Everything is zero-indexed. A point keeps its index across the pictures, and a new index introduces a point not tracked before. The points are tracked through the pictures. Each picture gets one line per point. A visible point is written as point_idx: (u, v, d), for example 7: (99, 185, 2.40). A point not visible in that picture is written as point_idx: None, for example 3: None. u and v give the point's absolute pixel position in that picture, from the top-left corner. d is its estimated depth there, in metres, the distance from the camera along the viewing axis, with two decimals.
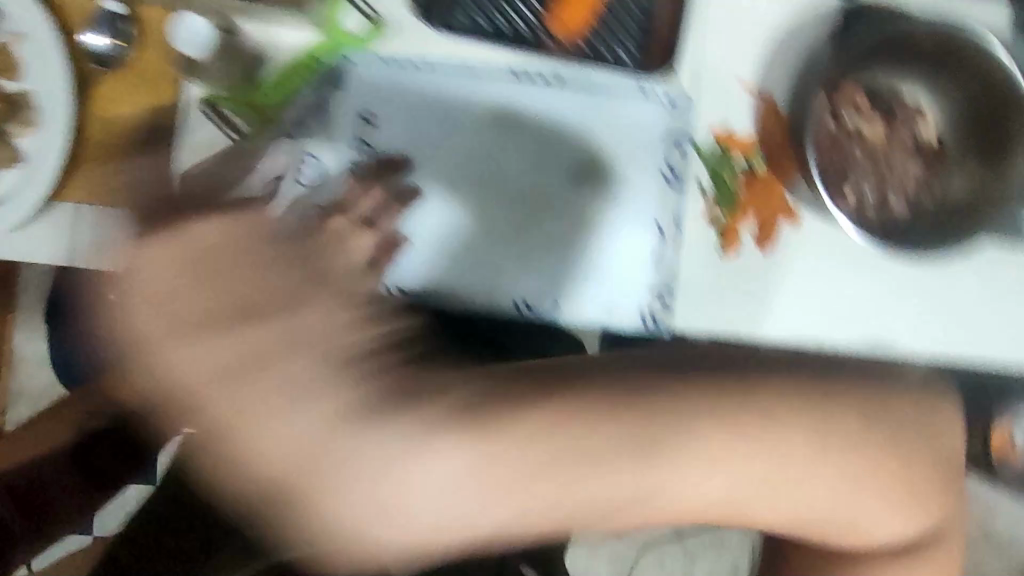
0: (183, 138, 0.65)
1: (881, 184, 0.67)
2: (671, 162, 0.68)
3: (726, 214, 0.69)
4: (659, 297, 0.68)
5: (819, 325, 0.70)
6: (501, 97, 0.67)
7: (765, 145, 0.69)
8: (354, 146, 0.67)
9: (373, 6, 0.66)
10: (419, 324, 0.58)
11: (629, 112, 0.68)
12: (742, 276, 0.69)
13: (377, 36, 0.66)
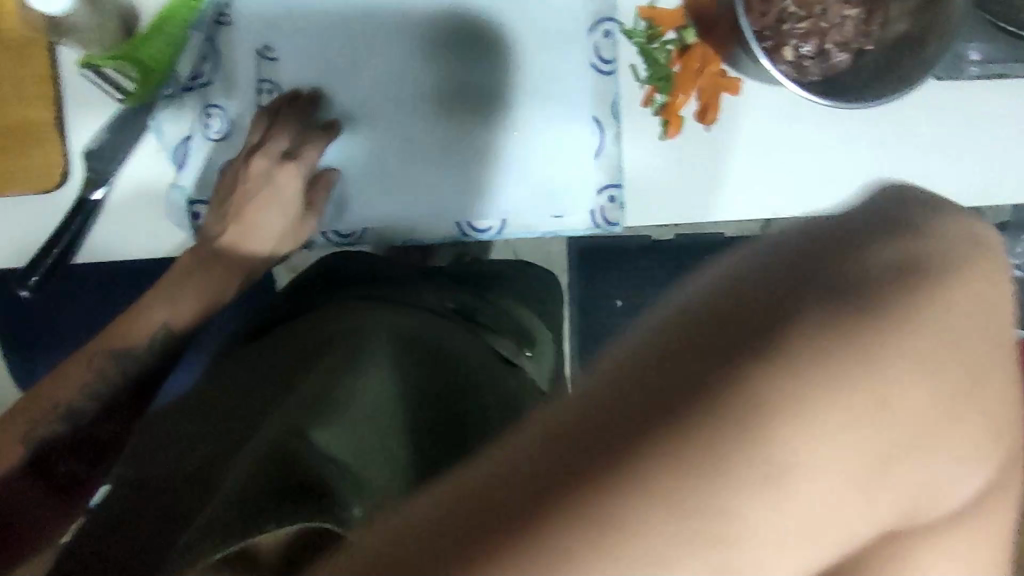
0: (67, 111, 0.59)
1: (819, 36, 0.64)
2: (599, 49, 0.64)
3: (664, 96, 0.65)
4: (609, 194, 0.65)
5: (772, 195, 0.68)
6: (408, 7, 0.62)
7: (695, 14, 0.64)
8: (258, 87, 0.62)
9: None
10: (391, 313, 0.56)
11: (547, 1, 0.63)
12: (688, 158, 0.66)
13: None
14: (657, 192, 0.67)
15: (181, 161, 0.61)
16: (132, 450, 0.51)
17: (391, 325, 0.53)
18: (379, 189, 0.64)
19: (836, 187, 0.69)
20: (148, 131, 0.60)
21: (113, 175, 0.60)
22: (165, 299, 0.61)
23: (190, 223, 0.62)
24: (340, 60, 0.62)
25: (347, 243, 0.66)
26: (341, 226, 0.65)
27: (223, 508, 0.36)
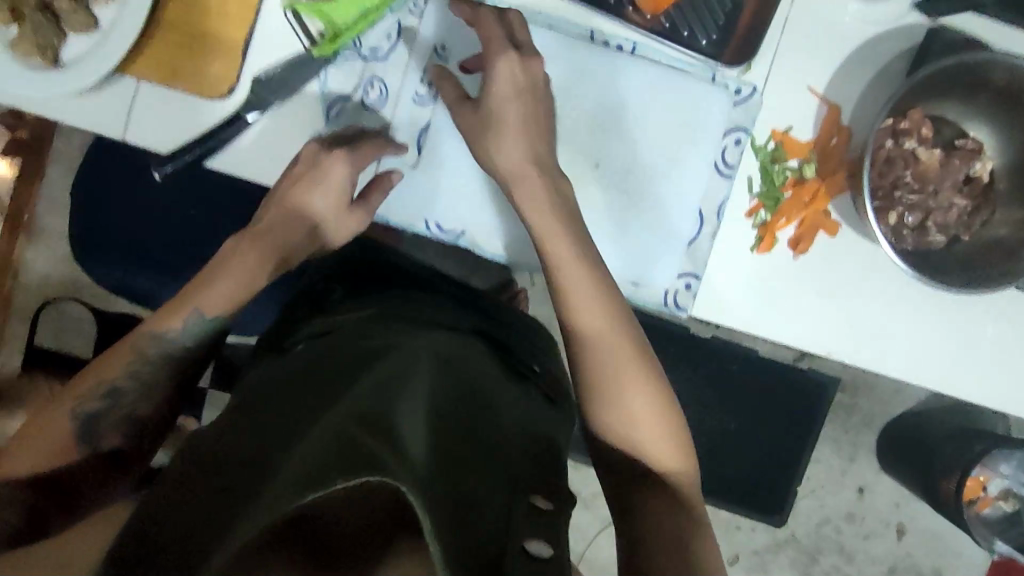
0: (256, 37, 0.66)
1: (924, 212, 0.68)
2: (725, 153, 0.69)
3: (767, 214, 0.69)
4: (687, 281, 0.69)
5: (829, 337, 0.72)
6: (574, 59, 0.67)
7: (819, 153, 0.69)
8: (422, 77, 0.67)
9: None
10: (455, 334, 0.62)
11: (697, 95, 0.68)
12: (768, 275, 0.70)
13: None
14: (729, 296, 0.71)
15: (332, 117, 0.67)
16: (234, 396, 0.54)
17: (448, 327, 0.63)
18: (489, 203, 0.69)
19: (889, 351, 0.72)
20: (314, 80, 0.66)
21: (271, 104, 0.66)
22: (220, 274, 0.63)
23: None
24: None
25: (446, 239, 0.70)
26: (445, 221, 0.69)
27: (297, 477, 0.38)
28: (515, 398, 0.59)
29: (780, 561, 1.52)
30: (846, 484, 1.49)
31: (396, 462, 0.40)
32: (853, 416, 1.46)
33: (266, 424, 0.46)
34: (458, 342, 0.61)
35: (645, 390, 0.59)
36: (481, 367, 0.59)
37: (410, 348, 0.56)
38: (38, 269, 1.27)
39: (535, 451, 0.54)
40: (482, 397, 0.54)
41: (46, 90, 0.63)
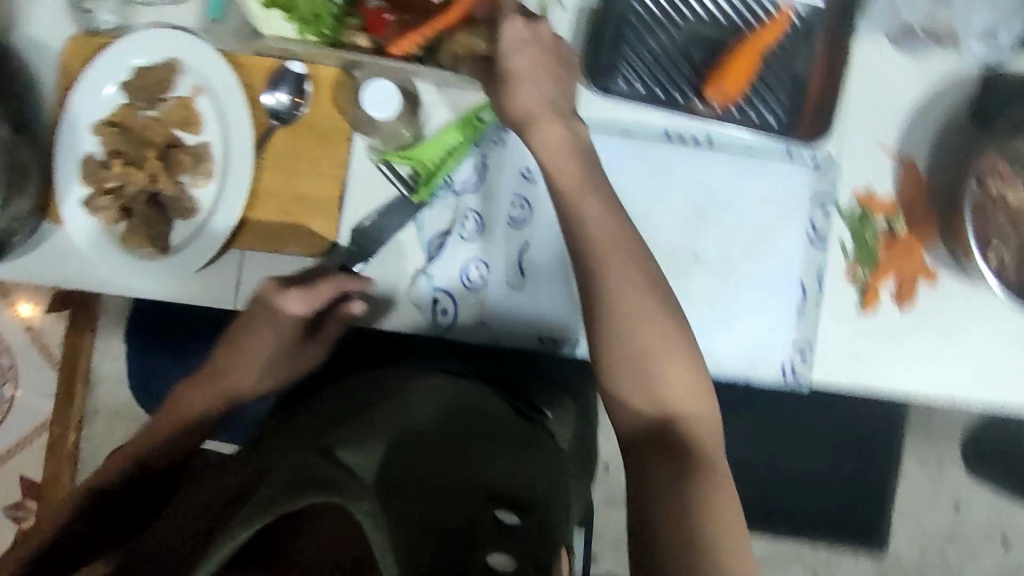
0: (348, 190, 0.68)
1: (1022, 248, 0.68)
2: (815, 223, 0.70)
3: (866, 273, 0.71)
4: (801, 351, 0.70)
5: (947, 383, 0.72)
6: (656, 159, 0.70)
7: (905, 207, 0.71)
8: (514, 201, 0.68)
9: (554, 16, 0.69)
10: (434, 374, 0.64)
11: (778, 172, 0.70)
12: (876, 332, 0.71)
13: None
14: (842, 359, 0.71)
15: (434, 253, 0.68)
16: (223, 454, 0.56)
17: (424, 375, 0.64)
18: None
19: (1011, 387, 0.71)
20: (411, 223, 0.68)
21: (374, 253, 0.68)
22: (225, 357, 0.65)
23: (430, 309, 0.68)
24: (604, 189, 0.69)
25: (561, 351, 0.69)
26: (558, 334, 0.69)
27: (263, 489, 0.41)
28: (509, 425, 0.60)
29: None
30: (941, 501, 1.46)
31: (362, 492, 0.44)
32: (933, 429, 1.44)
33: (250, 461, 0.48)
34: (455, 385, 0.62)
35: (665, 336, 0.53)
36: (472, 401, 0.61)
37: (399, 391, 0.58)
38: (100, 420, 1.21)
39: (523, 471, 0.55)
40: (471, 429, 0.56)
41: (159, 276, 0.66)
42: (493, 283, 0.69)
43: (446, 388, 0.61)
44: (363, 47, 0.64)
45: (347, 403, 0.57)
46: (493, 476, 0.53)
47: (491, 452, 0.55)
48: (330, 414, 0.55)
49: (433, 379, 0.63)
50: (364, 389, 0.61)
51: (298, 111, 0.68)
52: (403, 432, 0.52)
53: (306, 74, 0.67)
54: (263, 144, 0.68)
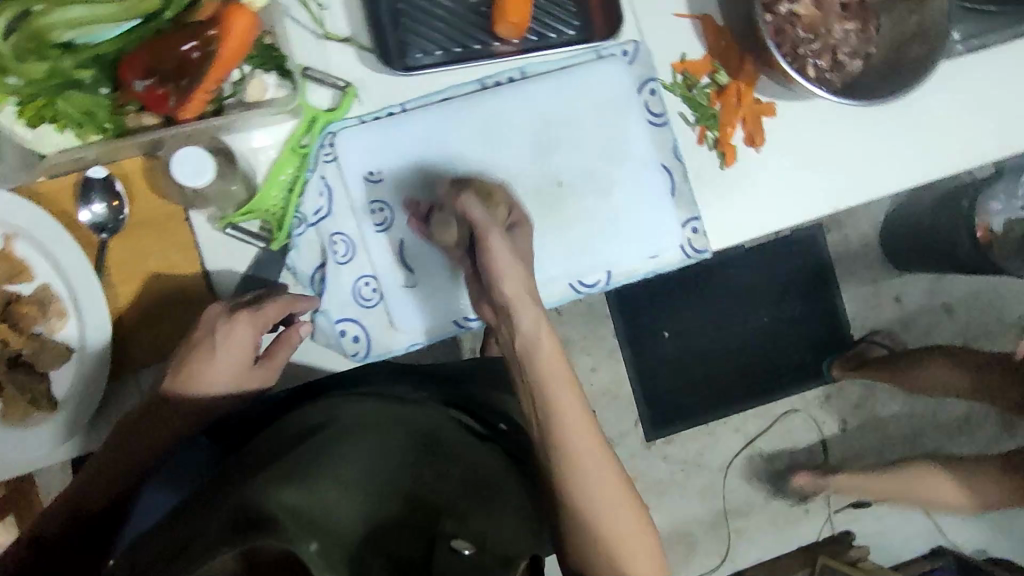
0: (210, 267, 0.66)
1: (831, 52, 0.74)
2: (649, 106, 0.73)
3: (715, 131, 0.74)
4: (692, 226, 0.72)
5: (826, 195, 0.76)
6: (484, 111, 0.70)
7: (720, 59, 0.74)
8: (371, 207, 0.68)
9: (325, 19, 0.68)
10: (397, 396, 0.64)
11: (600, 75, 0.72)
12: (747, 178, 0.74)
13: (351, 101, 0.68)
14: (731, 215, 0.74)
15: (320, 289, 0.67)
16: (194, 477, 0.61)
17: (393, 393, 0.64)
18: None
19: (878, 174, 0.76)
20: (284, 270, 0.67)
21: None
22: (182, 384, 0.62)
23: (340, 341, 0.67)
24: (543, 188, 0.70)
25: (480, 325, 0.71)
26: (470, 310, 0.70)
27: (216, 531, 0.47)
28: (461, 438, 0.63)
29: (880, 398, 1.60)
30: (884, 300, 1.57)
31: (302, 534, 0.47)
32: (851, 242, 1.54)
33: (223, 476, 0.55)
34: (404, 402, 0.63)
35: (622, 502, 0.62)
36: (419, 412, 0.63)
37: (342, 411, 0.60)
38: None
39: (468, 486, 0.58)
40: (420, 448, 0.58)
41: (62, 433, 0.62)
42: (397, 298, 0.68)
43: (408, 414, 0.62)
44: (155, 123, 0.61)
45: (304, 433, 0.58)
46: (439, 497, 0.56)
47: (449, 479, 0.57)
48: (290, 440, 0.57)
49: (395, 401, 0.63)
50: (333, 408, 0.60)
51: (122, 214, 0.64)
52: (344, 464, 0.54)
53: (110, 175, 0.64)
54: (104, 260, 0.65)
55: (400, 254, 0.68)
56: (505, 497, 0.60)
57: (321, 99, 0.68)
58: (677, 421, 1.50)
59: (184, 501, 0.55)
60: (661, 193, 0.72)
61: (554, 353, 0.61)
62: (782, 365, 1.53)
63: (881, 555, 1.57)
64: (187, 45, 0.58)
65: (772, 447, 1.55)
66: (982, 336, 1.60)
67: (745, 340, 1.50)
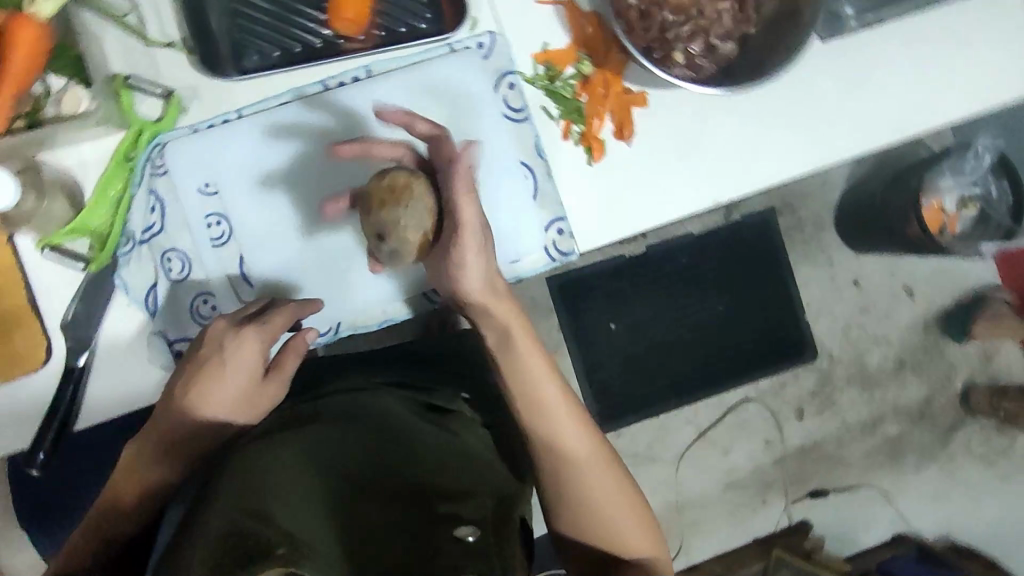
0: (39, 291, 0.63)
1: (703, 36, 0.69)
2: (508, 101, 0.68)
3: (580, 126, 0.69)
4: (557, 228, 0.69)
5: (705, 188, 0.71)
6: (327, 114, 0.66)
7: (585, 47, 0.69)
8: (206, 221, 0.65)
9: (151, 25, 0.64)
10: (355, 400, 0.61)
11: (451, 71, 0.68)
12: (618, 173, 0.70)
13: (176, 111, 0.64)
14: (601, 213, 0.70)
15: (153, 309, 0.64)
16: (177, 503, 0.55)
17: (355, 401, 0.61)
18: (350, 295, 0.67)
19: (761, 165, 0.72)
20: (116, 290, 0.63)
21: (93, 340, 0.63)
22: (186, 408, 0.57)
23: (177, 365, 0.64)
24: None
25: (328, 340, 0.68)
26: (316, 326, 0.67)
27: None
28: (426, 439, 0.58)
29: (839, 385, 1.49)
30: (842, 285, 1.47)
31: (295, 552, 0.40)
32: (807, 227, 1.45)
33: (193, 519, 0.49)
34: (368, 404, 0.61)
35: (616, 490, 0.62)
36: (378, 417, 0.59)
37: (289, 438, 0.55)
38: None
39: (452, 475, 0.53)
40: (393, 445, 0.54)
41: None
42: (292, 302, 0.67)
43: (372, 418, 0.58)
44: None
45: (265, 448, 0.53)
46: (424, 482, 0.51)
47: (431, 471, 0.53)
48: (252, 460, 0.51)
49: (355, 407, 0.60)
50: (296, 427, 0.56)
51: None
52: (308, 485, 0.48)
53: None
54: None
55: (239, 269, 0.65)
56: (494, 487, 0.55)
57: (149, 111, 0.64)
58: (626, 416, 1.39)
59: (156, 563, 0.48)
60: (525, 191, 0.69)
61: (537, 358, 0.63)
62: (740, 356, 1.43)
63: (839, 544, 1.51)
64: None
65: (727, 436, 1.46)
66: (944, 317, 1.51)
67: (697, 331, 1.40)
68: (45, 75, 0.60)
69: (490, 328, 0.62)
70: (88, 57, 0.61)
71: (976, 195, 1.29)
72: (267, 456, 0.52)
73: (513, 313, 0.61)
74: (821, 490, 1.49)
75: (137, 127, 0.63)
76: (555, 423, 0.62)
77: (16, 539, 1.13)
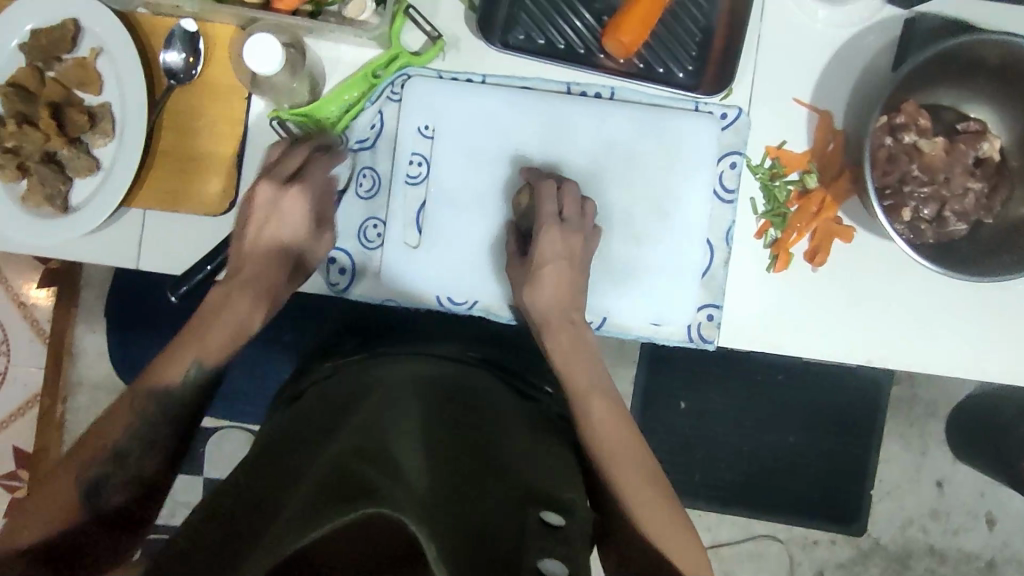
0: (247, 151, 0.68)
1: (938, 204, 0.66)
2: (723, 178, 0.68)
3: (778, 232, 0.68)
4: (708, 313, 0.69)
5: (865, 343, 0.69)
6: (557, 114, 0.68)
7: (818, 162, 0.68)
8: (410, 158, 0.69)
9: None
10: (448, 368, 0.66)
11: (686, 127, 0.68)
12: (790, 291, 0.68)
13: (436, 53, 0.67)
14: (755, 318, 0.69)
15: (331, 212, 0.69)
16: (280, 426, 0.59)
17: (449, 373, 0.65)
18: (497, 282, 0.69)
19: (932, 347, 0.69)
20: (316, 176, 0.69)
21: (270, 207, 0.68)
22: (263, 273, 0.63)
23: (326, 268, 0.69)
24: (609, 226, 0.68)
25: (459, 311, 0.70)
26: (455, 293, 0.69)
27: (302, 507, 0.41)
28: (517, 435, 0.59)
29: (870, 571, 1.41)
30: (923, 481, 1.38)
31: (391, 489, 0.41)
32: (916, 407, 1.36)
33: (292, 454, 0.52)
34: (465, 379, 0.65)
35: (661, 511, 0.62)
36: (469, 396, 0.61)
37: (383, 395, 0.57)
38: (84, 391, 1.19)
39: (542, 474, 0.54)
40: (481, 425, 0.57)
41: (59, 236, 0.66)
42: (445, 262, 0.69)
43: (460, 396, 0.61)
44: (254, 3, 0.63)
45: (361, 402, 0.57)
46: (507, 463, 0.53)
47: (515, 458, 0.54)
48: (352, 415, 0.54)
49: (445, 375, 0.64)
50: (396, 384, 0.60)
51: (194, 71, 0.67)
52: (404, 439, 0.50)
53: (197, 32, 0.67)
54: (160, 104, 0.67)
55: (415, 213, 0.69)
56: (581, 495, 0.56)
57: (413, 44, 0.68)
58: None
59: (251, 478, 0.50)
60: (697, 264, 0.68)
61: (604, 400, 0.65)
62: (791, 496, 1.34)
63: None
64: None
65: (737, 560, 1.41)
66: (1011, 561, 1.40)
67: (765, 453, 1.32)
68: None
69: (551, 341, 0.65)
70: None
71: None
72: (372, 406, 0.55)
73: (584, 366, 0.65)
74: None
75: (398, 53, 0.67)
76: (601, 423, 0.64)
77: (97, 322, 1.18)
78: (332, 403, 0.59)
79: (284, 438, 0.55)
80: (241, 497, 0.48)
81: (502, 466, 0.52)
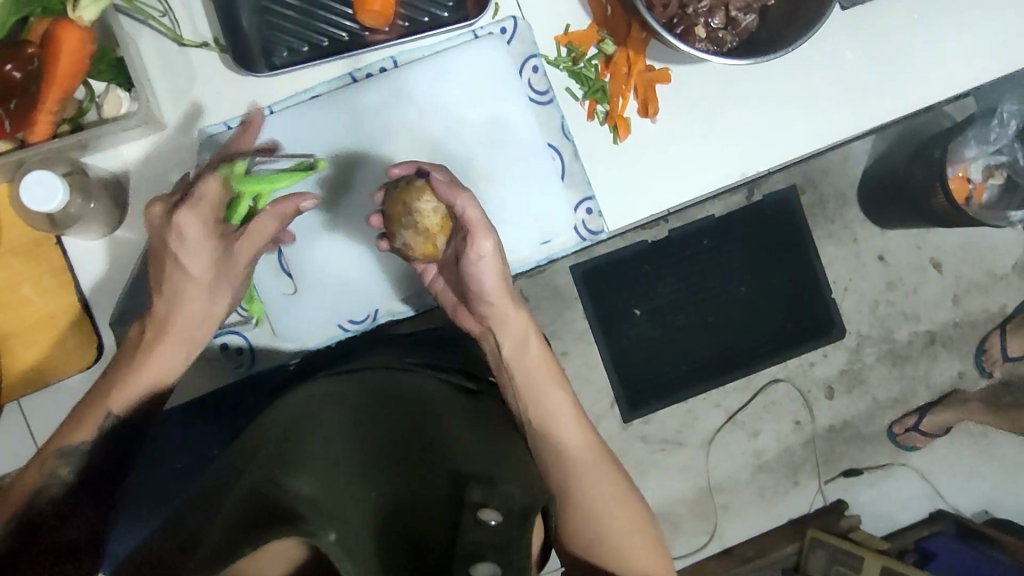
0: (88, 291, 0.65)
1: (723, 10, 0.69)
2: (532, 84, 0.69)
3: (605, 105, 0.69)
4: (586, 207, 0.70)
5: (730, 160, 0.72)
6: (355, 105, 0.68)
7: (606, 27, 0.70)
8: None
9: (189, 28, 0.65)
10: (377, 368, 0.65)
11: (474, 56, 0.68)
12: (643, 150, 0.70)
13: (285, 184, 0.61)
14: (627, 189, 0.70)
15: None
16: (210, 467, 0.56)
17: (377, 371, 0.64)
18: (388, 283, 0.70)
19: (785, 134, 0.72)
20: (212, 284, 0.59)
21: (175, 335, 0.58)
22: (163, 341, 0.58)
23: (223, 354, 0.68)
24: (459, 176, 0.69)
25: (365, 326, 0.71)
26: (354, 313, 0.70)
27: (220, 536, 0.41)
28: (452, 419, 0.58)
29: (867, 364, 1.42)
30: (866, 260, 1.40)
31: (320, 522, 0.42)
32: (829, 204, 1.37)
33: (224, 477, 0.51)
34: (399, 374, 0.64)
35: (616, 499, 0.62)
36: (405, 390, 0.61)
37: (314, 410, 0.56)
38: None
39: (478, 459, 0.52)
40: (420, 425, 0.55)
41: None
42: (331, 290, 0.69)
43: (388, 391, 0.60)
44: (10, 147, 0.60)
45: (291, 423, 0.55)
46: (446, 464, 0.51)
47: (455, 450, 0.53)
48: (285, 434, 0.53)
49: (372, 375, 0.63)
50: (330, 399, 0.58)
51: None
52: (333, 461, 0.50)
53: None
54: None
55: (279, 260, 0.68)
56: (529, 476, 0.54)
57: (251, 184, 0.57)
58: (654, 400, 1.34)
59: (188, 506, 0.50)
60: (554, 169, 0.70)
61: (568, 414, 0.65)
62: (768, 338, 1.36)
63: (875, 521, 1.44)
64: (10, 66, 0.57)
65: (755, 418, 1.39)
66: (974, 290, 1.44)
67: (726, 312, 1.33)
68: (87, 79, 0.60)
69: (506, 334, 0.66)
70: (129, 62, 0.61)
71: (1002, 162, 1.24)
72: (307, 432, 0.53)
73: (532, 349, 0.66)
74: (856, 469, 1.42)
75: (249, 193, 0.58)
76: (551, 408, 0.65)
77: None
78: (247, 439, 0.56)
79: (219, 470, 0.54)
80: (176, 531, 0.47)
81: (440, 472, 0.50)
